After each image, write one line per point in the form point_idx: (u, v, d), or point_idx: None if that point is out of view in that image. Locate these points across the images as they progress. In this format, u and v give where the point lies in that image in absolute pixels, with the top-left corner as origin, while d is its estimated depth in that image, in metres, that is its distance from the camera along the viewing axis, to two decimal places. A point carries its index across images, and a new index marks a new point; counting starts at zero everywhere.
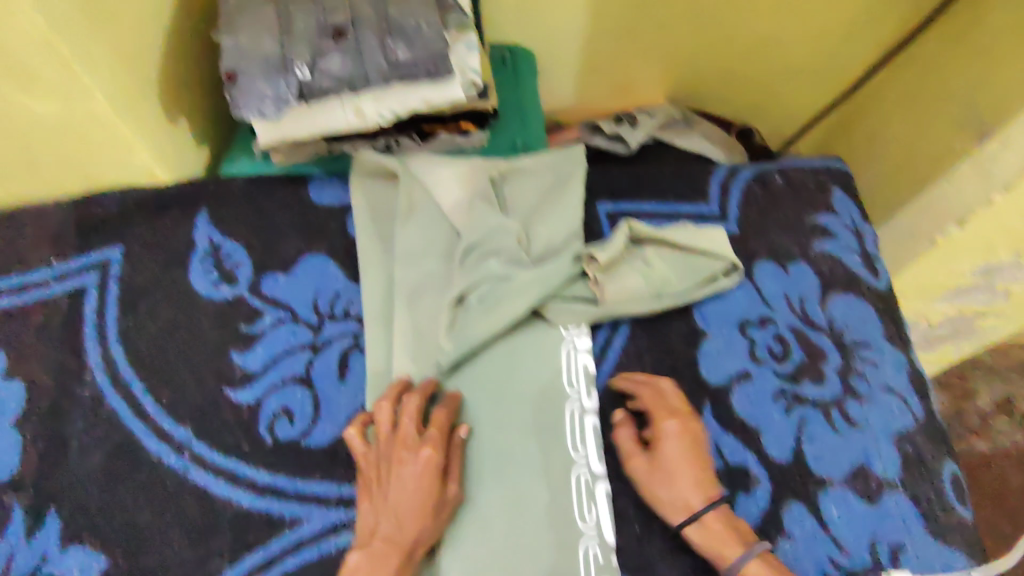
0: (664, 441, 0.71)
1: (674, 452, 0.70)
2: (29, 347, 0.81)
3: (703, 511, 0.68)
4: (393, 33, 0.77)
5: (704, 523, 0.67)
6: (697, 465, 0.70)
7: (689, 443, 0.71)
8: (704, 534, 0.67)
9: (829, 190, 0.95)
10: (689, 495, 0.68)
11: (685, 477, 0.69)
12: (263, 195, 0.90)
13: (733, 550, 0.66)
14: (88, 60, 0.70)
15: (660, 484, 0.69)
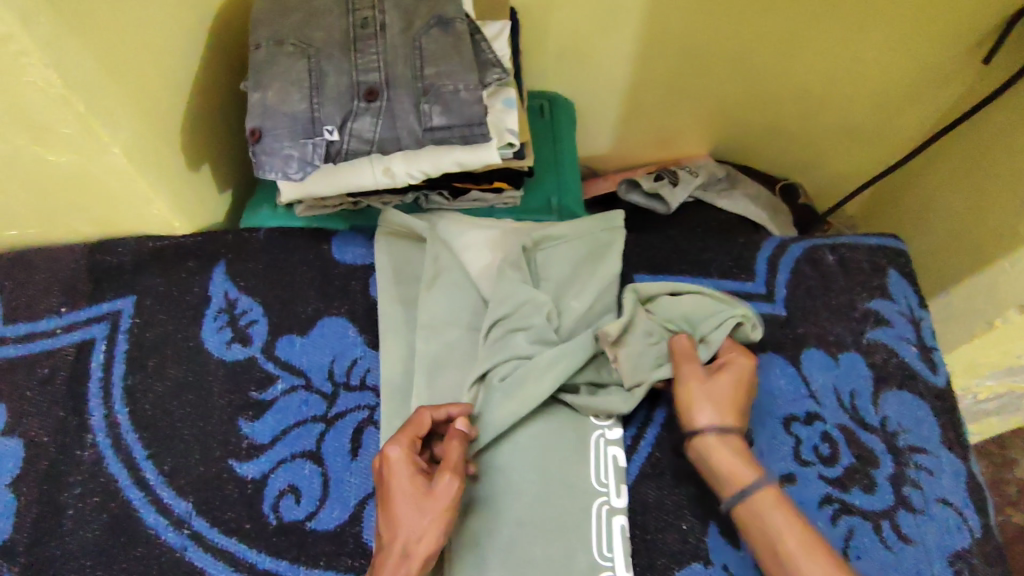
0: (726, 367, 0.72)
1: (727, 377, 0.71)
2: (29, 402, 0.77)
3: (734, 436, 0.68)
4: (428, 96, 0.74)
5: (728, 441, 0.68)
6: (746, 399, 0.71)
7: (744, 380, 0.72)
8: (727, 454, 0.67)
9: (885, 271, 0.88)
10: (728, 416, 0.69)
11: (729, 402, 0.69)
12: (283, 249, 0.86)
13: (752, 474, 0.66)
14: (106, 113, 0.67)
15: (700, 396, 0.70)
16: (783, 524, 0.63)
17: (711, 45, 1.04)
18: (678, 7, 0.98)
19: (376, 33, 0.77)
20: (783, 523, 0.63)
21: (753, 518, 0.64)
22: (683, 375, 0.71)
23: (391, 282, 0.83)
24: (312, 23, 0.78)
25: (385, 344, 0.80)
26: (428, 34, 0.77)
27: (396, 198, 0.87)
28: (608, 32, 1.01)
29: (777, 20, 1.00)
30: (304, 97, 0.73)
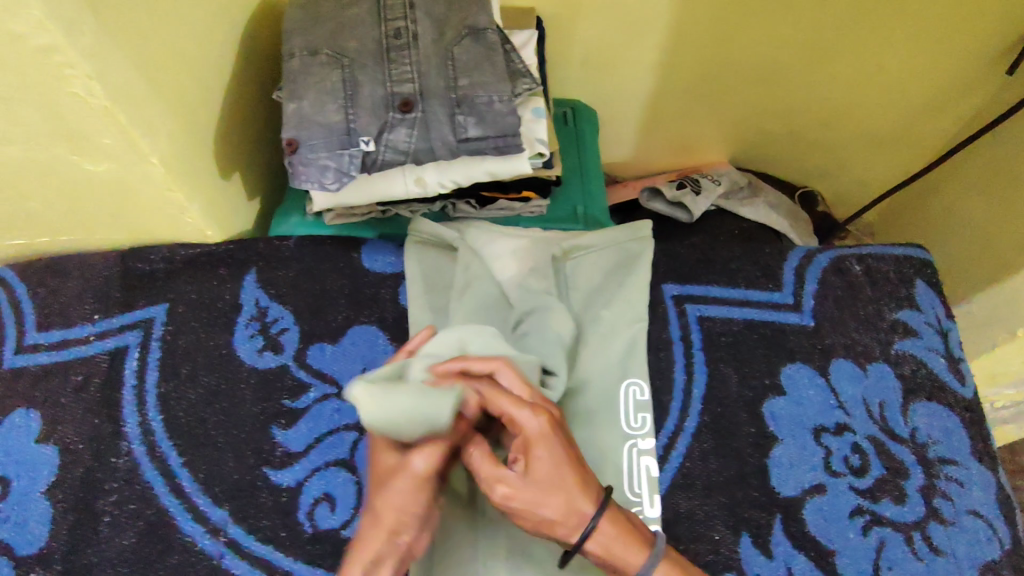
0: (535, 449, 0.58)
1: (552, 459, 0.58)
2: (64, 409, 0.77)
3: (599, 524, 0.58)
4: (463, 107, 0.74)
5: (598, 533, 0.59)
6: (575, 468, 0.59)
7: (561, 444, 0.59)
8: (598, 547, 0.59)
9: (911, 283, 0.88)
10: (581, 504, 0.58)
11: (568, 493, 0.58)
12: (313, 257, 0.86)
13: (635, 557, 0.59)
14: (146, 125, 0.67)
15: (538, 505, 0.57)
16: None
17: (736, 53, 1.04)
18: (704, 16, 0.98)
19: (409, 42, 0.77)
20: None
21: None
22: (498, 491, 0.58)
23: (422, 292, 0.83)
24: (345, 33, 0.79)
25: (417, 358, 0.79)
26: (460, 44, 0.78)
27: (422, 206, 0.86)
28: (633, 39, 1.01)
29: (803, 29, 1.00)
30: (339, 108, 0.73)
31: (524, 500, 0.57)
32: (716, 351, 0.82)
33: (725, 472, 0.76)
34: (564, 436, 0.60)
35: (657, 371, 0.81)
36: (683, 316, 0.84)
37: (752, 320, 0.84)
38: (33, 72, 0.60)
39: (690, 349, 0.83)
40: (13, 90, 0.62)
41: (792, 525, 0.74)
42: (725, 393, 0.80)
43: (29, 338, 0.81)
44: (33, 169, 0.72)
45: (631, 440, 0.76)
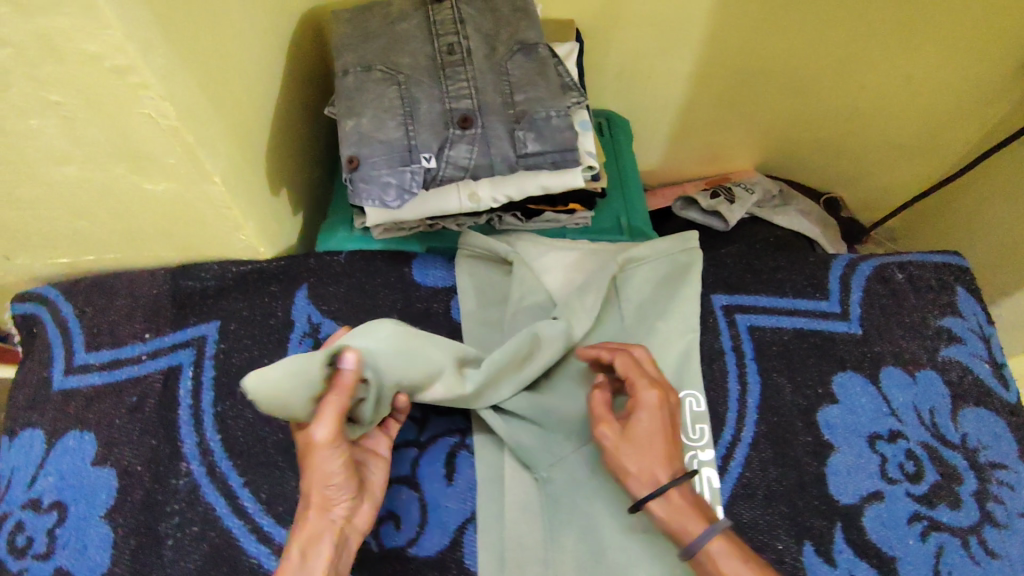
0: (640, 411, 0.67)
1: (652, 422, 0.66)
2: (120, 431, 0.76)
3: (671, 490, 0.64)
4: (521, 123, 0.74)
5: (670, 498, 0.64)
6: (668, 441, 0.66)
7: (663, 415, 0.67)
8: (669, 513, 0.64)
9: (952, 290, 0.90)
10: (659, 470, 0.65)
11: (657, 454, 0.65)
12: (364, 272, 0.86)
13: (695, 528, 0.62)
14: (210, 145, 0.67)
15: (630, 456, 0.66)
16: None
17: (769, 63, 1.05)
18: (739, 27, 0.99)
19: (463, 58, 0.78)
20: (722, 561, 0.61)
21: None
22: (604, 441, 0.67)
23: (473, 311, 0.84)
24: (397, 49, 0.79)
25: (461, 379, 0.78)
26: (513, 59, 0.79)
27: (469, 220, 0.85)
28: (669, 51, 1.02)
29: (835, 40, 1.01)
30: (399, 125, 0.73)
31: (618, 448, 0.66)
32: (767, 360, 0.83)
33: (784, 481, 0.77)
34: (669, 413, 0.68)
35: (711, 381, 0.82)
36: (734, 326, 0.85)
37: (801, 329, 0.85)
38: (105, 94, 0.59)
39: (742, 359, 0.84)
40: (82, 110, 0.61)
41: (853, 533, 0.75)
42: (779, 402, 0.81)
43: (77, 359, 0.80)
44: (90, 189, 0.71)
45: (693, 452, 0.77)
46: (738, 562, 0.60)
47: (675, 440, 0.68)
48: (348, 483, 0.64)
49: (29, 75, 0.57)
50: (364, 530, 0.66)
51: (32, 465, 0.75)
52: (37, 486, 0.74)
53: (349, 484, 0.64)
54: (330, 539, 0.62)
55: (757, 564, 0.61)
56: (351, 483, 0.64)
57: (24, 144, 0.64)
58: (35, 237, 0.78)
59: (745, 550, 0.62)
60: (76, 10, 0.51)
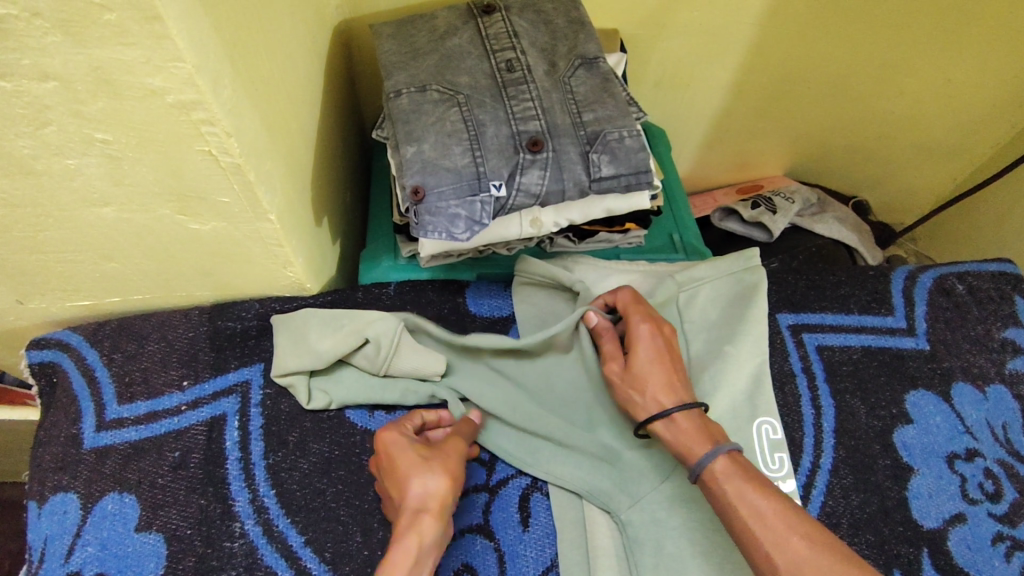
0: (636, 344, 0.68)
1: (648, 355, 0.68)
2: (164, 492, 0.70)
3: (676, 413, 0.65)
4: (594, 145, 0.70)
5: (674, 421, 0.65)
6: (667, 368, 0.68)
7: (658, 345, 0.68)
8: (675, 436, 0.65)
9: (1012, 300, 0.88)
10: (662, 398, 0.66)
11: (658, 382, 0.67)
12: (415, 303, 0.81)
13: (699, 450, 0.63)
14: (268, 180, 0.60)
15: (634, 388, 0.67)
16: (735, 501, 0.60)
17: (808, 70, 1.02)
18: (784, 33, 0.96)
19: (524, 75, 0.73)
20: (738, 492, 0.60)
21: (714, 496, 0.61)
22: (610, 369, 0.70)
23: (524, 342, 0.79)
24: (451, 66, 0.73)
25: (527, 422, 0.75)
26: (576, 74, 0.74)
27: (522, 244, 0.80)
28: (710, 57, 0.99)
29: (877, 46, 0.99)
30: (465, 150, 0.68)
31: (623, 384, 0.68)
32: (839, 382, 0.81)
33: (868, 508, 0.75)
34: (665, 341, 0.69)
35: (785, 407, 0.79)
36: (802, 346, 0.83)
37: (869, 347, 0.84)
38: (163, 131, 0.52)
39: (813, 381, 0.81)
40: (131, 149, 0.54)
41: (941, 558, 0.73)
42: (854, 424, 0.79)
43: (109, 413, 0.74)
44: (126, 230, 0.64)
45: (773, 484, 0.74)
46: (739, 480, 0.61)
47: (680, 368, 0.69)
48: (458, 486, 0.64)
49: (72, 111, 0.50)
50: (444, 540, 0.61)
51: (68, 534, 0.68)
52: (77, 557, 0.67)
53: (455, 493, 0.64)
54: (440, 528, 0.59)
55: (761, 483, 0.61)
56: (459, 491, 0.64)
57: (56, 186, 0.57)
58: (57, 283, 0.71)
59: (750, 470, 0.62)
60: (143, 42, 0.44)
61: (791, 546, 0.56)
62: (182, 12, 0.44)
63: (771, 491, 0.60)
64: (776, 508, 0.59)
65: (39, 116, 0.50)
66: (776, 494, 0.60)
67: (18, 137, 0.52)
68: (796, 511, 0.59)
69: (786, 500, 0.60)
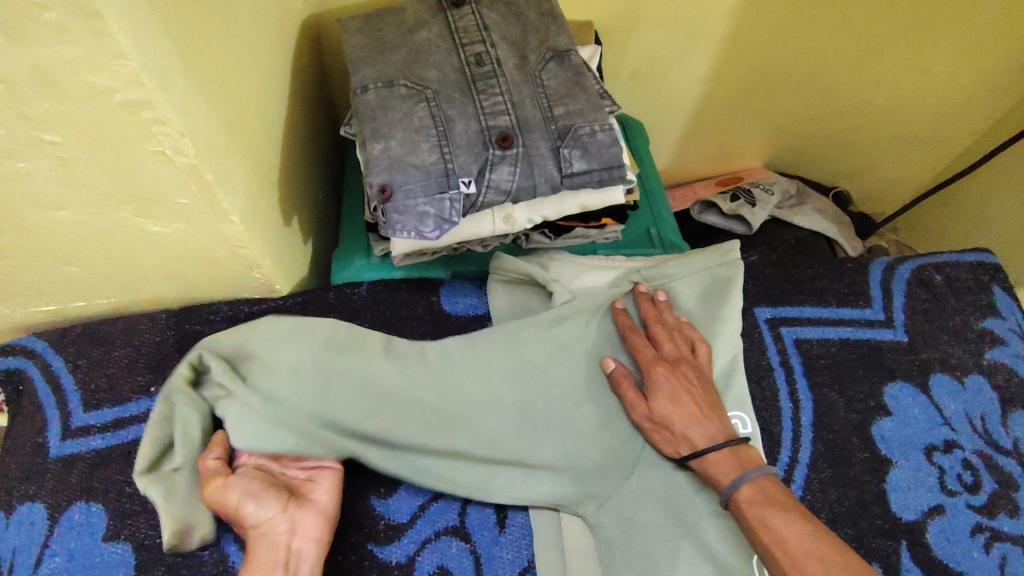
0: (655, 390, 0.69)
1: (672, 393, 0.69)
2: (131, 500, 0.69)
3: (709, 452, 0.66)
4: (566, 140, 0.69)
5: (708, 459, 0.66)
6: (691, 402, 0.69)
7: (680, 385, 0.69)
8: (709, 469, 0.66)
9: (990, 290, 0.89)
10: (694, 435, 0.67)
11: (684, 420, 0.68)
12: (388, 303, 0.80)
13: (729, 477, 0.65)
14: (228, 181, 0.59)
15: (664, 430, 0.69)
16: (762, 530, 0.61)
17: (786, 61, 1.01)
18: (761, 24, 0.95)
19: (494, 69, 0.72)
20: (775, 521, 0.60)
21: (742, 523, 0.63)
22: (637, 413, 0.71)
23: (468, 346, 0.74)
24: (420, 62, 0.72)
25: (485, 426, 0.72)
26: (546, 68, 0.73)
27: (497, 241, 0.79)
28: (686, 49, 0.98)
29: (855, 35, 0.98)
30: (433, 147, 0.66)
31: (651, 424, 0.70)
32: (817, 374, 0.81)
33: (846, 502, 0.74)
34: (687, 377, 0.70)
35: (762, 401, 0.79)
36: (780, 340, 0.83)
37: (847, 340, 0.83)
38: (113, 132, 0.51)
39: (791, 375, 0.81)
40: (83, 150, 0.52)
41: (919, 551, 0.73)
42: (832, 418, 0.79)
43: (75, 420, 0.72)
44: (84, 234, 0.62)
45: None
46: (764, 507, 0.62)
47: (706, 402, 0.70)
48: (265, 498, 0.62)
49: (17, 113, 0.48)
50: (318, 536, 0.63)
51: (36, 544, 0.67)
52: (43, 569, 0.66)
53: (269, 499, 0.62)
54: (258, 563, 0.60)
55: (787, 508, 0.61)
56: (270, 496, 0.62)
57: (7, 190, 0.55)
58: (17, 289, 0.69)
59: (776, 494, 0.63)
60: (84, 40, 0.43)
61: (808, 568, 0.57)
62: (126, 10, 0.43)
63: (799, 518, 0.60)
64: (804, 537, 0.59)
65: None
66: (804, 518, 0.60)
67: None
68: (820, 531, 0.59)
69: (816, 526, 0.60)
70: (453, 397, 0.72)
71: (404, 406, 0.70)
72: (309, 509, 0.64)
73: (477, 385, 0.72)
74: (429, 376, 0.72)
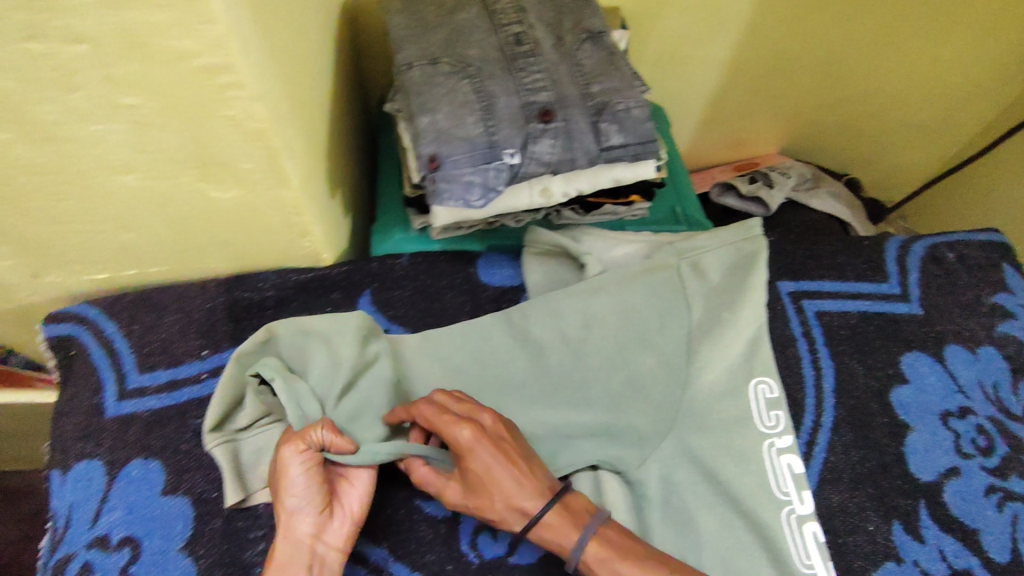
0: (469, 459, 0.61)
1: (485, 461, 0.61)
2: (189, 457, 0.72)
3: (543, 516, 0.62)
4: (603, 115, 0.72)
5: (544, 523, 0.62)
6: (508, 465, 0.62)
7: (491, 447, 0.62)
8: (545, 533, 0.62)
9: (1001, 267, 0.92)
10: (521, 504, 0.61)
11: (507, 487, 0.61)
12: (428, 275, 0.84)
13: (570, 539, 0.61)
14: (289, 147, 0.62)
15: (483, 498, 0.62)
16: None
17: (803, 47, 1.05)
18: (782, 11, 0.98)
19: (532, 48, 0.75)
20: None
21: None
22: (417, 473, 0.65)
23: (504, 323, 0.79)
24: (461, 40, 0.75)
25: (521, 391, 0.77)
26: (582, 48, 0.77)
27: (529, 216, 0.82)
28: (708, 34, 1.01)
29: (870, 24, 1.02)
30: (478, 120, 0.69)
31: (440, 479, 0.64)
32: (838, 344, 0.84)
33: (867, 462, 0.78)
34: (494, 439, 0.63)
35: (786, 369, 0.82)
36: (802, 311, 0.86)
37: (866, 312, 0.87)
38: (190, 95, 0.54)
39: (813, 345, 0.84)
40: (159, 114, 0.55)
41: (937, 509, 0.76)
42: (852, 384, 0.82)
43: (130, 382, 0.75)
44: (148, 199, 0.65)
45: (769, 440, 0.75)
46: (614, 565, 0.60)
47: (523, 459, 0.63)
48: (314, 496, 0.61)
49: (102, 76, 0.51)
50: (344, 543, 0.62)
51: (94, 500, 0.70)
52: (103, 522, 0.69)
53: (311, 502, 0.61)
54: (291, 553, 0.60)
55: (634, 559, 0.61)
56: (320, 495, 0.61)
57: (81, 153, 0.58)
58: (73, 255, 0.72)
59: (618, 541, 0.62)
60: (178, 4, 0.46)
61: None
62: None
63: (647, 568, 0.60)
64: None
65: (69, 80, 0.51)
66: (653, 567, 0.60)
67: (46, 103, 0.52)
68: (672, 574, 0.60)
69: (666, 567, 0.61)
70: (493, 365, 0.77)
71: (448, 373, 0.77)
72: (345, 514, 0.63)
73: (514, 354, 0.78)
74: (466, 347, 0.78)
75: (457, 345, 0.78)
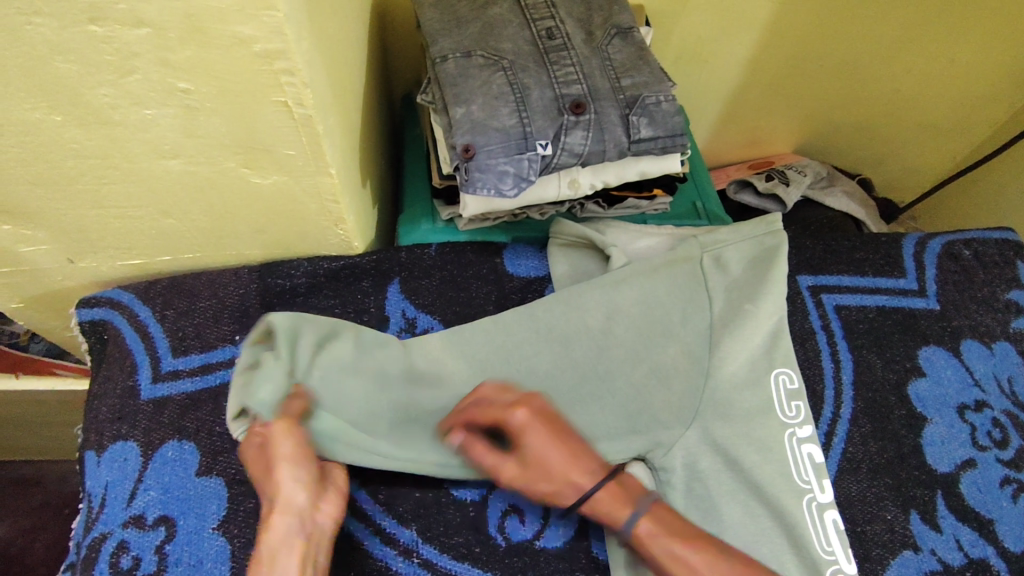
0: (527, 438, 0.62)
1: (541, 440, 0.62)
2: (222, 439, 0.73)
3: (597, 491, 0.62)
4: (633, 108, 0.74)
5: (595, 500, 0.63)
6: (564, 446, 0.63)
7: (547, 424, 0.63)
8: (599, 510, 0.63)
9: (1016, 264, 0.94)
10: (578, 481, 0.62)
11: (566, 464, 0.62)
12: (455, 265, 0.85)
13: (622, 514, 0.62)
14: (330, 135, 0.64)
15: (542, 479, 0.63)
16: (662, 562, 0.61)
17: (821, 48, 1.07)
18: (802, 11, 1.00)
19: (564, 43, 0.77)
20: (676, 550, 0.61)
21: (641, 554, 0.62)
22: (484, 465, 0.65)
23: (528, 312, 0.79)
24: (494, 33, 0.77)
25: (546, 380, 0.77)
26: (612, 43, 0.79)
27: (554, 208, 0.84)
28: (729, 33, 1.03)
29: (888, 26, 1.03)
30: (512, 111, 0.71)
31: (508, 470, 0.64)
32: (856, 338, 0.86)
33: (886, 453, 0.79)
34: (549, 418, 0.64)
35: (806, 361, 0.84)
36: (821, 305, 0.88)
37: (884, 307, 0.89)
38: (243, 81, 0.55)
39: (832, 338, 0.86)
40: (210, 99, 0.56)
41: (954, 499, 0.78)
42: (871, 376, 0.84)
43: (164, 365, 0.77)
44: (189, 184, 0.66)
45: (793, 429, 0.76)
46: (664, 539, 0.61)
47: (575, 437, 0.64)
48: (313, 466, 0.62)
49: (159, 60, 0.52)
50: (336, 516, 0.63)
51: (130, 480, 0.71)
52: (139, 501, 0.70)
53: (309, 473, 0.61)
54: (292, 524, 0.59)
55: (680, 534, 0.62)
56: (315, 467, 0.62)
57: (129, 137, 0.59)
58: (112, 239, 0.73)
59: (669, 520, 0.63)
60: None
61: None
62: None
63: (691, 541, 0.61)
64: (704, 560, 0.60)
65: (126, 64, 0.52)
66: (699, 543, 0.61)
67: (101, 85, 0.54)
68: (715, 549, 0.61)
69: (708, 538, 0.62)
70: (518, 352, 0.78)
71: (473, 359, 0.77)
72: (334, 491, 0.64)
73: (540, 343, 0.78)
74: (493, 335, 0.78)
75: (485, 333, 0.78)
